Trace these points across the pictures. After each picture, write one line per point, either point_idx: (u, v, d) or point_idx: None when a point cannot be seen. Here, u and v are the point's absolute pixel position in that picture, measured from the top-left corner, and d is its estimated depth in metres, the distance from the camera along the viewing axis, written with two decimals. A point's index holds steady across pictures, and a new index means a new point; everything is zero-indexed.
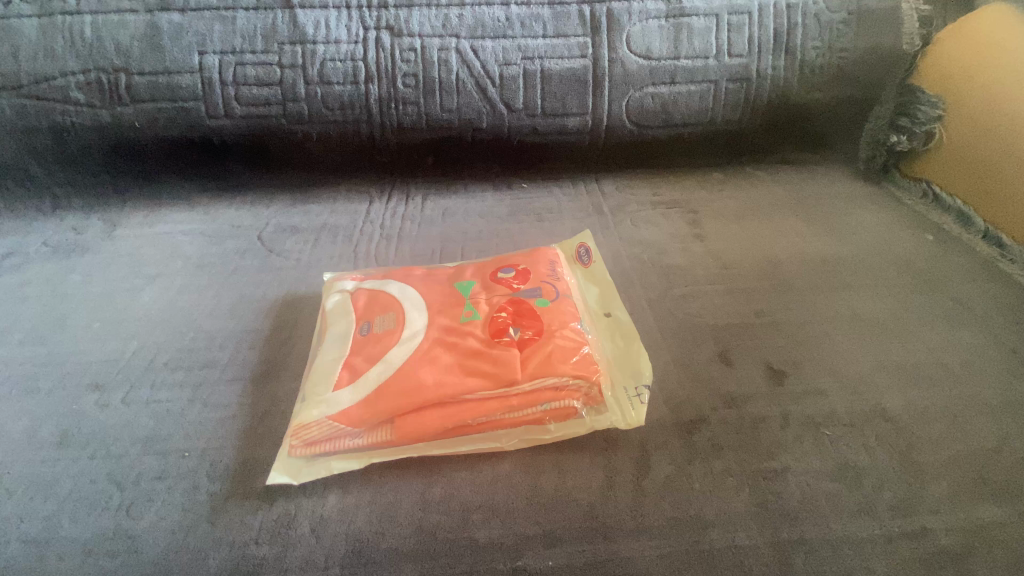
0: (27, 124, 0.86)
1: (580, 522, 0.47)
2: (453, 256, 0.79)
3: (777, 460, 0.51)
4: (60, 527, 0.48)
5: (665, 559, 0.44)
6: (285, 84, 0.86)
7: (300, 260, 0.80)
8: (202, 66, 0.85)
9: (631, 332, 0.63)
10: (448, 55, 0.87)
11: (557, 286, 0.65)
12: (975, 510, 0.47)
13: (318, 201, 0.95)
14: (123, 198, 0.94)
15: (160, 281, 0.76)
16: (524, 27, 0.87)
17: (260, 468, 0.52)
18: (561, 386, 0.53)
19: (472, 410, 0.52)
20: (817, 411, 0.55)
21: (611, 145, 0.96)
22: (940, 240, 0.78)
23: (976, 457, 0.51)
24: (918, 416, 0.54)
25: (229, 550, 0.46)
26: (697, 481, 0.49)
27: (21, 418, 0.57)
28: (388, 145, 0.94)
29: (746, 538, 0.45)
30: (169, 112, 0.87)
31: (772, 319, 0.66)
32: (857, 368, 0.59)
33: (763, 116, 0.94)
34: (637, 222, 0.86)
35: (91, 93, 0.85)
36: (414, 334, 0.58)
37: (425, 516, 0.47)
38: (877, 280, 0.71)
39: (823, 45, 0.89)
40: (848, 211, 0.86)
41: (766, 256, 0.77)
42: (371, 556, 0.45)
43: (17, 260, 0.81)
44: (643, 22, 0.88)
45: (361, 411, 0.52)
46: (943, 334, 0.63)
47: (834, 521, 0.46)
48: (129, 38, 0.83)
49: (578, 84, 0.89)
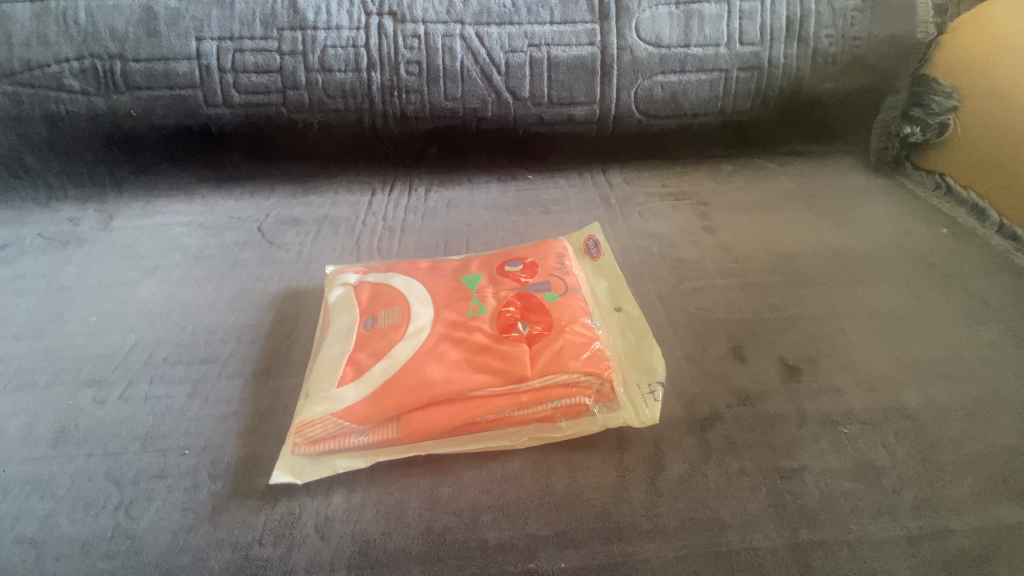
0: (21, 113, 0.84)
1: (592, 523, 0.45)
2: (458, 248, 0.78)
3: (795, 459, 0.49)
4: (57, 527, 0.46)
5: (682, 561, 0.43)
6: (285, 72, 0.84)
7: (301, 252, 0.79)
8: (199, 53, 0.82)
9: (642, 326, 0.62)
10: (452, 42, 0.85)
11: (566, 280, 0.63)
12: (999, 511, 0.46)
13: (319, 192, 0.93)
14: (120, 189, 0.92)
15: (159, 274, 0.74)
16: (530, 13, 0.85)
17: (263, 467, 0.50)
18: (572, 383, 0.52)
19: (482, 407, 0.50)
20: (834, 408, 0.54)
21: (619, 135, 0.94)
22: (955, 233, 0.77)
23: (998, 456, 0.49)
24: (938, 414, 0.53)
25: (232, 552, 0.44)
26: (712, 480, 0.48)
27: (17, 415, 0.56)
28: (390, 135, 0.92)
29: (765, 540, 0.44)
30: (166, 100, 0.85)
31: (785, 315, 0.64)
32: (873, 365, 0.58)
33: (774, 107, 0.93)
34: (646, 215, 0.84)
35: (86, 80, 0.83)
36: (419, 328, 0.57)
37: (434, 516, 0.46)
38: (891, 274, 0.70)
39: (836, 33, 0.87)
40: (860, 204, 0.85)
41: (779, 250, 0.75)
42: (379, 558, 0.44)
43: (12, 252, 0.79)
44: (653, 9, 0.86)
45: (367, 408, 0.50)
46: (962, 330, 0.61)
47: (853, 522, 0.45)
48: (125, 24, 0.81)
49: (586, 72, 0.87)
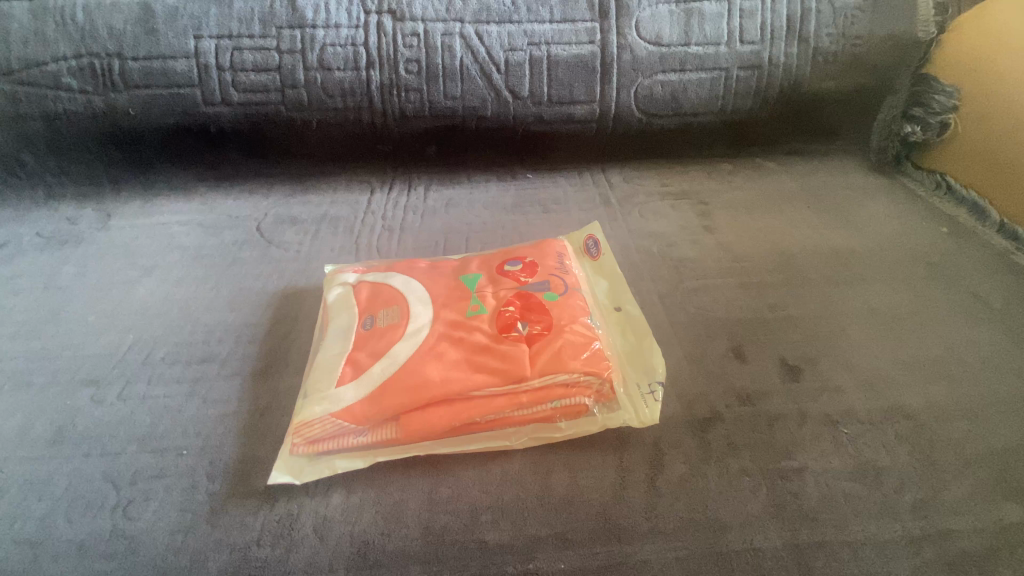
0: (19, 112, 0.83)
1: (592, 523, 0.45)
2: (458, 247, 0.78)
3: (795, 459, 0.49)
4: (55, 527, 0.46)
5: (682, 561, 0.43)
6: (284, 70, 0.84)
7: (300, 251, 0.78)
8: (198, 51, 0.82)
9: (642, 326, 0.62)
10: (452, 40, 0.84)
11: (566, 279, 0.63)
12: (1000, 511, 0.46)
13: (318, 191, 0.92)
14: (119, 188, 0.91)
15: (158, 273, 0.74)
16: (530, 12, 0.85)
17: (262, 467, 0.50)
18: (572, 383, 0.52)
19: (481, 407, 0.50)
20: (834, 409, 0.54)
21: (619, 133, 0.94)
22: (955, 233, 0.77)
23: (998, 456, 0.49)
24: (939, 414, 0.53)
25: (230, 552, 0.44)
26: (712, 480, 0.48)
27: (14, 414, 0.55)
28: (389, 134, 0.92)
29: (765, 540, 0.44)
30: (164, 99, 0.84)
31: (785, 314, 0.64)
32: (874, 365, 0.58)
33: (774, 106, 0.92)
34: (646, 215, 0.84)
35: (84, 78, 0.82)
36: (418, 328, 0.57)
37: (433, 517, 0.46)
38: (892, 274, 0.70)
39: (837, 32, 0.87)
40: (860, 203, 0.85)
41: (779, 249, 0.75)
42: (377, 559, 0.44)
43: (10, 251, 0.79)
44: (653, 7, 0.86)
45: (366, 408, 0.50)
46: (962, 330, 0.61)
47: (854, 523, 0.45)
48: (123, 22, 0.81)
49: (586, 71, 0.87)
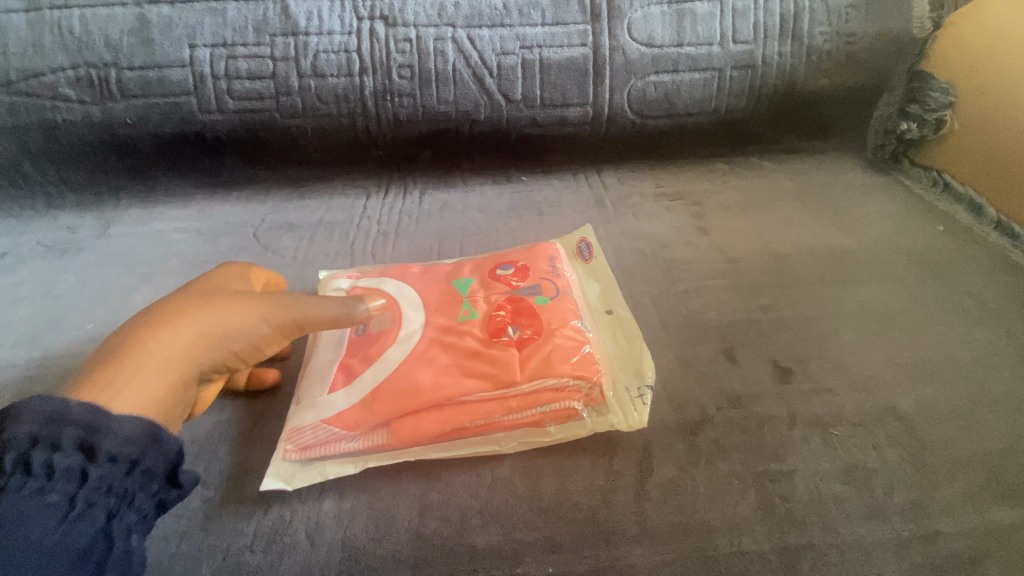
0: (19, 122, 0.84)
1: (581, 527, 0.46)
2: (451, 251, 0.78)
3: (784, 461, 0.49)
4: None
5: (669, 565, 0.43)
6: (278, 77, 0.84)
7: (295, 257, 0.79)
8: (192, 60, 0.83)
9: (633, 329, 0.62)
10: (444, 45, 0.85)
11: (558, 283, 0.63)
12: (989, 512, 0.46)
13: (315, 196, 0.93)
14: (119, 196, 0.92)
15: (156, 280, 0.75)
16: (522, 15, 0.85)
17: (255, 474, 0.51)
18: (562, 387, 0.52)
19: (471, 412, 0.50)
20: (825, 410, 0.54)
21: (613, 134, 0.93)
22: (951, 231, 0.76)
23: (989, 457, 0.49)
24: (930, 415, 0.53)
25: (224, 557, 0.45)
26: (701, 483, 0.48)
27: None
28: (384, 139, 0.92)
29: (753, 543, 0.44)
30: (161, 107, 0.85)
31: (778, 316, 0.64)
32: (865, 366, 0.58)
33: (769, 105, 0.92)
34: (640, 216, 0.84)
35: (82, 88, 0.83)
36: (410, 334, 0.57)
37: (423, 522, 0.46)
38: (886, 273, 0.69)
39: (830, 30, 0.87)
40: (855, 202, 0.84)
41: (772, 250, 0.75)
42: (368, 564, 0.44)
43: (12, 260, 0.80)
44: (645, 9, 0.85)
45: (356, 415, 0.51)
46: (956, 331, 0.61)
47: (843, 525, 0.45)
48: (118, 32, 0.81)
49: (579, 74, 0.87)
